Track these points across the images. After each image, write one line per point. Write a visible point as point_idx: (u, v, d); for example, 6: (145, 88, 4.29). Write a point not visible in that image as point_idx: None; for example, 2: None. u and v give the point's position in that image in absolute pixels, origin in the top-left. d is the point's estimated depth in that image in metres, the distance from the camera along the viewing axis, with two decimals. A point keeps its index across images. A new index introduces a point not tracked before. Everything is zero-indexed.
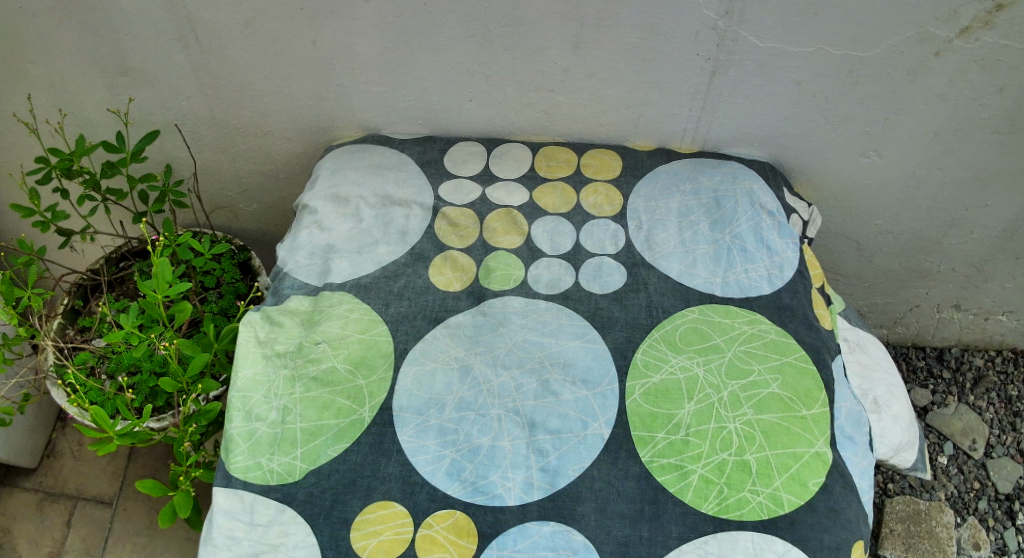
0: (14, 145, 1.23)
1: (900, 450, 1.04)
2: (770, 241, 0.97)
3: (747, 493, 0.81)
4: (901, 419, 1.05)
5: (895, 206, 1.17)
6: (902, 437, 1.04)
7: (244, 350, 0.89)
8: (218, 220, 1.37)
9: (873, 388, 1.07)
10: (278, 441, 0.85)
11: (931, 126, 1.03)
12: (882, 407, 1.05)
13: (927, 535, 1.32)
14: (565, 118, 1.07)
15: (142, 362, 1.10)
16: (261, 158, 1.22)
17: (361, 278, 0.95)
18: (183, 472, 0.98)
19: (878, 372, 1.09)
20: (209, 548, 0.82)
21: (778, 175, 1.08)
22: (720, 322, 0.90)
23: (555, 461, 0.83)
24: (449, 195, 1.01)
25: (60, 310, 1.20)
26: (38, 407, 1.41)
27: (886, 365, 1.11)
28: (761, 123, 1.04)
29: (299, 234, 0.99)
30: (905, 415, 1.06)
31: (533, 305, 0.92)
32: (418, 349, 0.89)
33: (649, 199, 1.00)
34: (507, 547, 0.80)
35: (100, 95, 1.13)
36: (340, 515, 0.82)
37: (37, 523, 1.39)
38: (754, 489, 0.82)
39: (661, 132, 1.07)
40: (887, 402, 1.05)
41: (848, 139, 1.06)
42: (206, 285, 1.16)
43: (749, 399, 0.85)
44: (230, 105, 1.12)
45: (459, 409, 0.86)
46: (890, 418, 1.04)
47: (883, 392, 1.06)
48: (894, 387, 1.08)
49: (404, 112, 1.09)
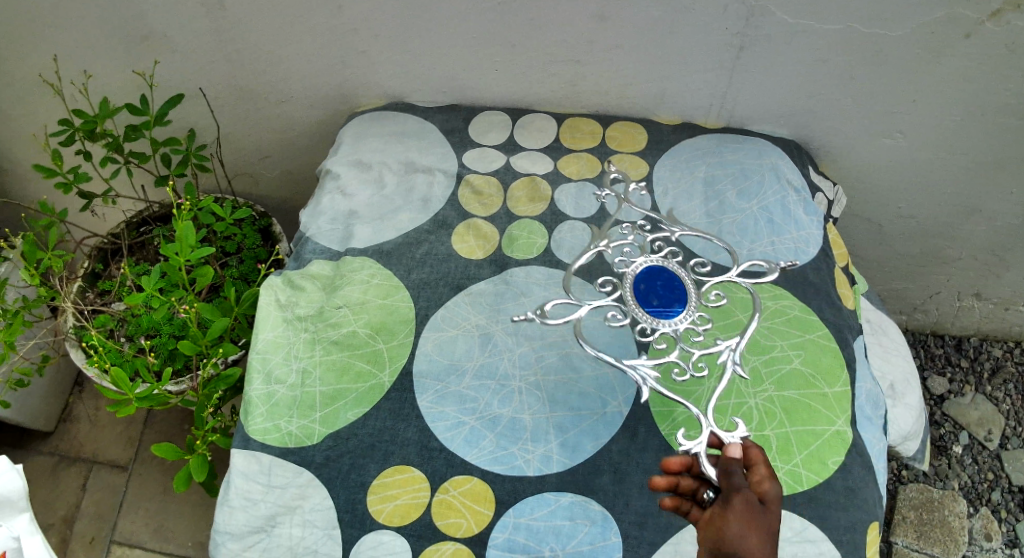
0: (37, 107, 1.23)
1: (908, 439, 1.05)
2: (796, 216, 0.96)
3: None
4: (915, 408, 1.05)
5: (918, 190, 1.16)
6: (912, 425, 1.04)
7: (265, 313, 0.90)
8: (239, 186, 1.37)
9: (890, 372, 1.06)
10: (296, 404, 0.85)
11: (957, 110, 1.01)
12: (897, 394, 1.04)
13: (939, 523, 1.31)
14: (589, 90, 1.06)
15: (161, 326, 1.11)
16: (281, 124, 1.22)
17: (383, 244, 0.94)
18: (200, 435, 0.98)
19: (897, 358, 1.09)
20: (225, 509, 0.82)
21: (803, 154, 1.06)
22: (743, 298, 0.89)
23: (574, 434, 0.83)
24: (473, 163, 1.01)
25: (81, 273, 1.20)
26: (56, 371, 1.42)
27: (905, 352, 1.10)
28: (788, 101, 1.03)
29: (321, 200, 0.99)
30: (917, 404, 1.06)
31: (555, 276, 0.91)
32: (439, 315, 0.89)
33: (675, 169, 0.99)
34: (523, 515, 0.80)
35: (122, 59, 1.13)
36: (358, 479, 0.82)
37: (53, 485, 1.40)
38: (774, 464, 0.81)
39: (685, 107, 1.06)
40: (903, 389, 1.05)
41: (874, 120, 1.04)
42: (228, 250, 1.17)
43: (771, 375, 0.85)
44: (251, 71, 1.12)
45: (478, 378, 0.85)
46: (904, 407, 1.04)
47: (900, 379, 1.06)
48: (910, 376, 1.08)
49: (426, 80, 1.08)
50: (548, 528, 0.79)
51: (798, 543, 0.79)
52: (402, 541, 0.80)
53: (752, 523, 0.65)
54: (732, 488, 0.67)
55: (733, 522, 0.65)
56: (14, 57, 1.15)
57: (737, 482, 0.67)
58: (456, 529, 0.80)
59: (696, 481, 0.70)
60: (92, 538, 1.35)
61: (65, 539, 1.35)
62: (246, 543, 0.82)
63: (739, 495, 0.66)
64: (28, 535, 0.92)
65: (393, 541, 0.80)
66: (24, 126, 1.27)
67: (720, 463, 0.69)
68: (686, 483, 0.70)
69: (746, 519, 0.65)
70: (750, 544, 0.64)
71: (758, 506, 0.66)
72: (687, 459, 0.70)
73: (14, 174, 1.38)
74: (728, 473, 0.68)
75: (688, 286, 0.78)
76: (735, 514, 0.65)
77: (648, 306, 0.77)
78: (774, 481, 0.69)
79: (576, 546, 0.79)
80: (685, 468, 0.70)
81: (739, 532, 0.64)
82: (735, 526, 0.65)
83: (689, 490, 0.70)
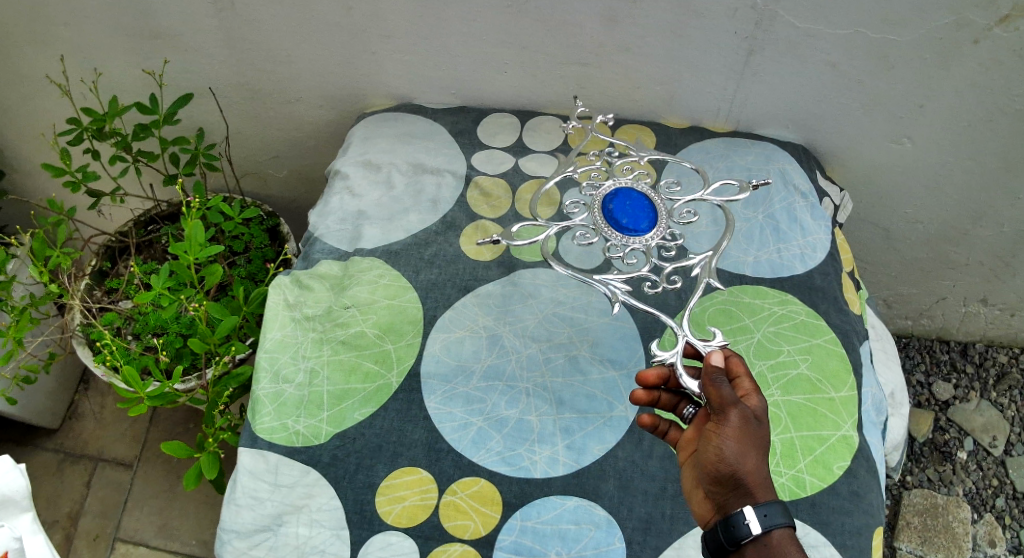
0: (47, 106, 1.24)
1: (894, 449, 1.07)
2: (803, 220, 0.96)
3: (771, 473, 0.80)
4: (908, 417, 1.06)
5: (925, 195, 1.15)
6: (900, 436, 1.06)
7: (274, 312, 0.90)
8: (248, 185, 1.38)
9: (891, 379, 1.06)
10: (304, 404, 0.85)
11: (965, 115, 1.01)
12: (897, 403, 1.05)
13: (943, 529, 1.31)
14: (598, 93, 1.06)
15: (169, 324, 1.11)
16: (289, 123, 1.22)
17: (391, 244, 0.95)
18: (210, 433, 0.98)
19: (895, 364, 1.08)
20: (232, 508, 0.82)
21: (810, 158, 1.07)
22: (750, 302, 0.90)
23: (580, 437, 0.83)
24: (482, 165, 1.01)
25: (89, 270, 1.21)
26: (62, 368, 1.43)
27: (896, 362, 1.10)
28: (796, 105, 1.03)
29: (330, 200, 0.99)
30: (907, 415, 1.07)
31: (563, 279, 0.92)
32: (446, 317, 0.89)
33: (683, 173, 1.00)
34: (530, 518, 0.80)
35: (131, 57, 1.13)
36: (365, 480, 0.82)
37: (59, 482, 1.41)
38: (778, 469, 0.81)
39: (694, 110, 1.06)
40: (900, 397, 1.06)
41: (882, 124, 1.04)
42: (235, 250, 1.17)
43: (776, 380, 0.85)
44: (260, 70, 1.12)
45: (485, 380, 0.86)
46: (899, 415, 1.04)
47: (899, 386, 1.06)
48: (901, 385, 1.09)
49: (436, 82, 1.08)
50: (554, 531, 0.80)
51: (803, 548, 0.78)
52: (410, 542, 0.80)
53: (747, 440, 0.64)
54: (726, 404, 0.65)
55: (729, 442, 0.64)
56: (24, 55, 1.15)
57: (730, 397, 0.65)
58: (464, 530, 0.80)
59: (674, 395, 0.75)
60: (96, 535, 1.35)
61: (69, 536, 1.36)
62: (253, 541, 0.82)
63: (733, 411, 0.65)
64: (30, 535, 0.91)
65: (401, 542, 0.80)
66: (32, 124, 1.27)
67: (708, 377, 0.67)
68: (664, 399, 0.75)
69: (738, 435, 0.64)
70: (748, 463, 0.64)
71: (751, 421, 0.65)
72: (665, 371, 0.73)
73: (22, 172, 1.38)
74: (719, 387, 0.66)
75: (659, 204, 0.81)
76: (729, 431, 0.64)
77: (619, 225, 0.79)
78: (759, 392, 0.68)
79: (581, 550, 0.79)
80: (663, 380, 0.73)
81: (735, 451, 0.64)
82: (731, 445, 0.64)
83: (669, 404, 0.75)
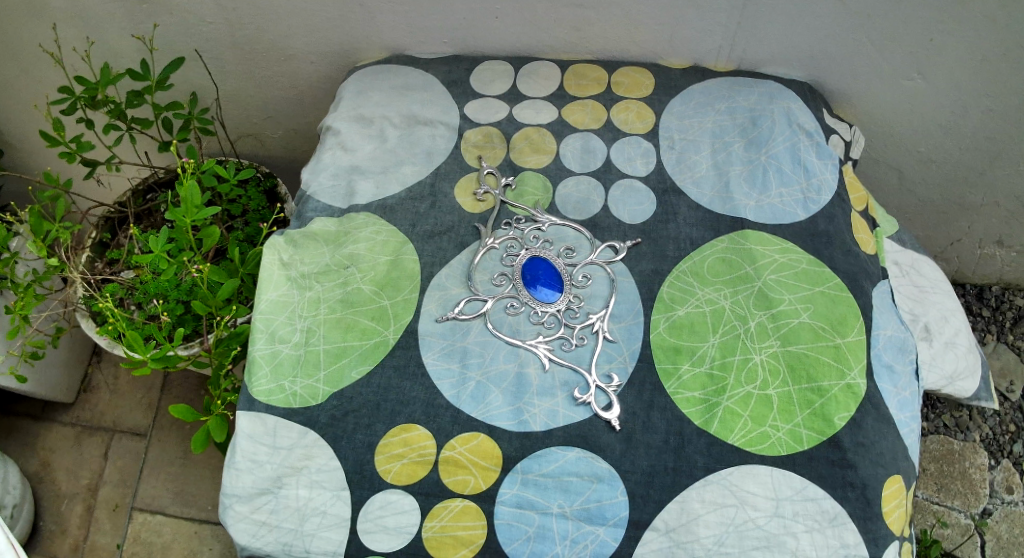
0: (39, 75, 1.21)
1: (956, 379, 0.99)
2: (808, 162, 0.92)
3: (765, 427, 0.79)
4: (956, 343, 1.00)
5: (937, 132, 1.11)
6: (956, 364, 0.99)
7: (269, 272, 0.88)
8: (245, 146, 1.36)
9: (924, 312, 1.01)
10: (301, 363, 0.84)
11: (977, 48, 0.96)
12: (934, 333, 0.99)
13: (960, 476, 1.30)
14: (595, 35, 1.02)
15: (168, 291, 1.09)
16: (281, 82, 1.19)
17: (387, 199, 0.93)
18: (216, 396, 0.97)
19: (938, 295, 1.03)
20: (231, 472, 0.82)
21: (817, 96, 1.02)
22: (751, 249, 0.87)
23: (583, 388, 0.81)
24: (476, 115, 0.98)
25: (89, 243, 1.20)
26: (73, 343, 1.43)
27: (940, 289, 1.03)
28: (801, 43, 0.99)
29: (322, 156, 0.97)
30: (959, 339, 1.00)
31: (562, 230, 0.90)
32: (443, 273, 0.88)
33: (683, 117, 0.96)
34: (532, 471, 0.79)
35: (118, 23, 1.11)
36: (365, 440, 0.81)
37: (76, 454, 1.41)
38: (775, 424, 0.79)
39: (695, 50, 1.02)
40: (937, 329, 0.99)
41: (889, 61, 1.00)
42: (233, 213, 1.15)
43: (778, 330, 0.82)
44: (248, 28, 1.09)
45: (483, 334, 0.84)
46: (942, 345, 0.99)
47: (935, 316, 1.00)
48: (949, 311, 1.02)
49: (428, 31, 1.05)
50: (556, 484, 0.78)
51: (800, 501, 0.77)
52: (410, 499, 0.80)
53: None
54: None
55: None
56: (11, 25, 1.13)
57: None
58: (464, 485, 0.79)
59: None
60: (116, 505, 1.37)
61: (89, 507, 1.37)
62: (255, 505, 0.81)
63: None
64: None
65: (401, 499, 0.80)
66: (24, 95, 1.25)
67: None
68: None
69: None
70: None
71: None
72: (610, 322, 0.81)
73: (18, 146, 1.37)
74: None
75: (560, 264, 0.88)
76: None
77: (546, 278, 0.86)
78: None
79: (584, 503, 0.78)
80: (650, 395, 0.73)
81: None
82: None
83: None
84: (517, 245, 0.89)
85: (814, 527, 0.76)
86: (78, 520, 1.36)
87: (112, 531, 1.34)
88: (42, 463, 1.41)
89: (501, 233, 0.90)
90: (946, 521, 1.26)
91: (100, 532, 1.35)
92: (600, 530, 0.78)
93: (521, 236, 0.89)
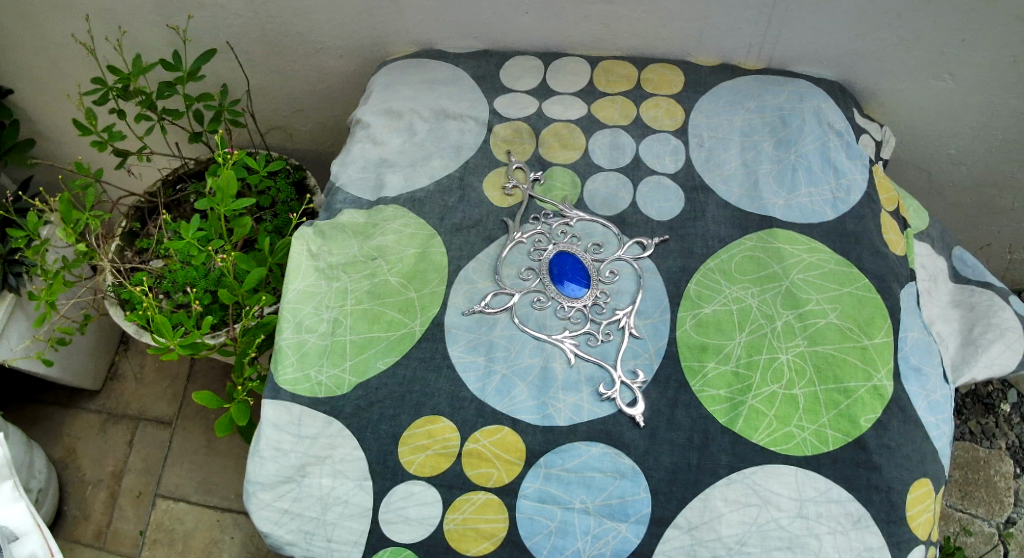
0: (73, 66, 1.23)
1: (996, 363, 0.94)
2: (838, 162, 0.91)
3: (790, 427, 0.78)
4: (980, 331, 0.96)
5: (968, 135, 1.10)
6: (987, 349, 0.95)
7: (297, 263, 0.89)
8: (274, 139, 1.37)
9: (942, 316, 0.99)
10: (327, 353, 0.85)
11: (1011, 50, 0.95)
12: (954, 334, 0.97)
13: (984, 483, 1.28)
14: (625, 31, 1.02)
15: (197, 280, 1.11)
16: (310, 75, 1.20)
17: (415, 192, 0.93)
18: (239, 383, 0.98)
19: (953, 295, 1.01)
20: (256, 460, 0.82)
21: (848, 96, 1.01)
22: (779, 248, 0.86)
23: (607, 384, 0.81)
24: (505, 110, 0.98)
25: (119, 232, 1.21)
26: (100, 330, 1.45)
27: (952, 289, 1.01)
28: (831, 41, 0.98)
29: (351, 148, 0.98)
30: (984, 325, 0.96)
31: (590, 225, 0.90)
32: (470, 267, 0.88)
33: (712, 115, 0.96)
34: (555, 465, 0.79)
35: (152, 15, 1.12)
36: (389, 432, 0.82)
37: (103, 441, 1.43)
38: (800, 424, 0.79)
39: (725, 47, 1.02)
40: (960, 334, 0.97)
41: (921, 61, 0.99)
42: (262, 204, 1.17)
43: (805, 330, 0.82)
44: (279, 21, 1.10)
45: (509, 328, 0.84)
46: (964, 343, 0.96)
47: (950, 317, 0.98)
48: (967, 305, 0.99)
49: (457, 26, 1.05)
50: (579, 479, 0.79)
51: (823, 503, 0.76)
52: (433, 491, 0.80)
53: None
54: None
55: None
56: (46, 15, 1.14)
57: None
58: (487, 478, 0.80)
59: None
60: (139, 492, 1.38)
61: (113, 494, 1.39)
62: (278, 493, 0.82)
63: None
64: (10, 502, 0.91)
65: (424, 491, 0.80)
66: (59, 86, 1.27)
67: None
68: None
69: None
70: None
71: None
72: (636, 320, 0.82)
73: (52, 137, 1.39)
74: None
75: (589, 262, 0.88)
76: None
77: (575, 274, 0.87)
78: None
79: (607, 499, 0.78)
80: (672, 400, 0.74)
81: None
82: None
83: None
84: (547, 241, 0.89)
85: (837, 529, 0.76)
86: (102, 506, 1.38)
87: (136, 518, 1.36)
88: (68, 449, 1.43)
89: (529, 229, 0.90)
90: (970, 529, 1.25)
91: (124, 518, 1.37)
92: (621, 527, 0.78)
93: (550, 233, 0.90)
